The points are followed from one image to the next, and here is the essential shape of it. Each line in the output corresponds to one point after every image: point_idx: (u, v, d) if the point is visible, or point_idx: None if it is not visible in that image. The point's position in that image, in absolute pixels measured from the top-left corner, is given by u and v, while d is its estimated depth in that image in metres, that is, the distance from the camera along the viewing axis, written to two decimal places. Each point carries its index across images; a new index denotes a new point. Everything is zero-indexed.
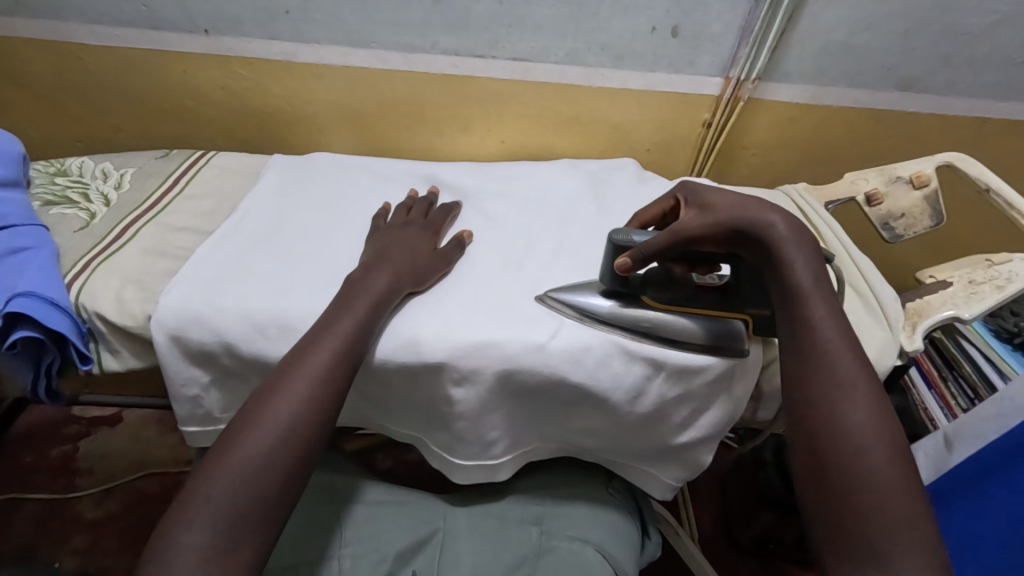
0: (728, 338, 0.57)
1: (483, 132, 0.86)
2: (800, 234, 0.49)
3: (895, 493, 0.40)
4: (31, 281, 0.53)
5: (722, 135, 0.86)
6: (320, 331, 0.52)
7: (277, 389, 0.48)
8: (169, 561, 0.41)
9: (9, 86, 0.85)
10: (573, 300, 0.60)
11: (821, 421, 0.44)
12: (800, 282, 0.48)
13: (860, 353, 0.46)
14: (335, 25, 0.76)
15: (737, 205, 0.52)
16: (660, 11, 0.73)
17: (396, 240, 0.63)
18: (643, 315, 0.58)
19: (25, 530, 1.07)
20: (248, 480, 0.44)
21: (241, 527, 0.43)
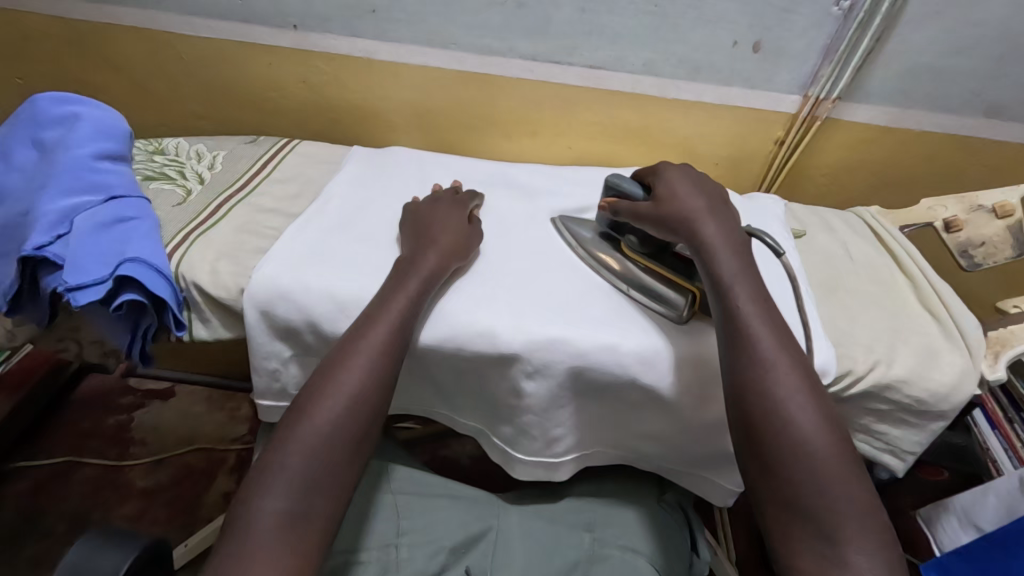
0: (671, 299, 0.59)
1: (551, 136, 0.88)
2: (721, 232, 0.55)
3: (831, 469, 0.44)
4: (139, 248, 0.56)
5: (795, 152, 0.86)
6: (376, 307, 0.54)
7: (338, 366, 0.50)
8: (248, 521, 0.43)
9: (105, 69, 0.90)
10: (575, 232, 0.67)
11: (766, 422, 0.46)
12: (723, 272, 0.52)
13: (783, 334, 0.50)
14: (419, 25, 0.78)
15: (681, 200, 0.58)
16: (743, 26, 0.74)
17: (440, 223, 0.63)
18: (613, 253, 0.64)
19: (81, 493, 1.12)
20: (319, 452, 0.46)
21: (313, 495, 0.45)
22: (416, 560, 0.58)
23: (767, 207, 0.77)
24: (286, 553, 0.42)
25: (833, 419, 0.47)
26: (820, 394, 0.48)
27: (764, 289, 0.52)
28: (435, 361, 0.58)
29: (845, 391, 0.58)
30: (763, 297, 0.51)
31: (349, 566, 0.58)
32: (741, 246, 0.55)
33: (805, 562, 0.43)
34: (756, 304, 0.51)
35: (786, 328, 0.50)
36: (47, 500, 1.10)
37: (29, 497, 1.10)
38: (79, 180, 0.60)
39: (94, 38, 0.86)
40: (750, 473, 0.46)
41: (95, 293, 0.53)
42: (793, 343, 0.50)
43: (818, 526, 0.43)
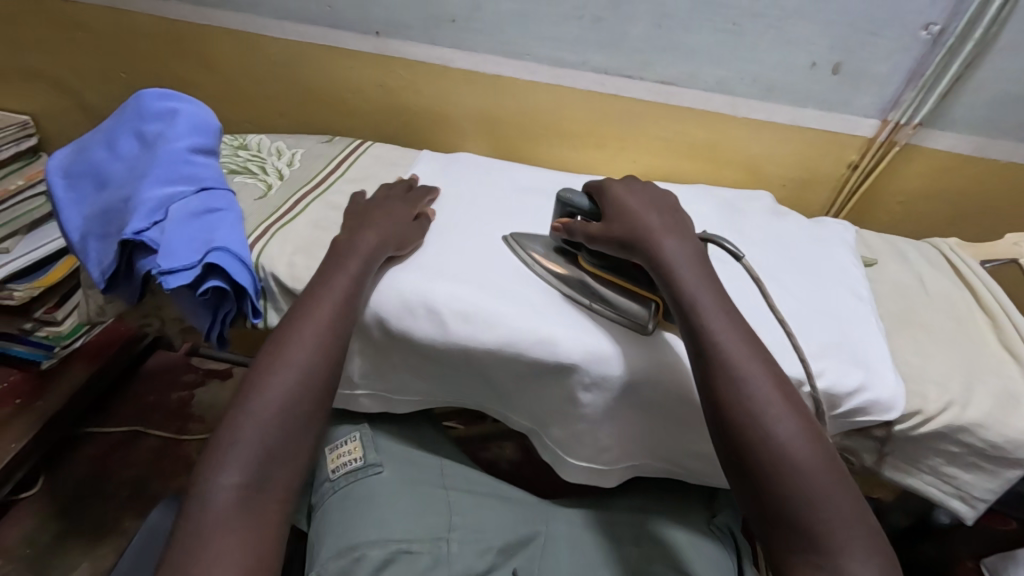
0: (636, 312, 0.58)
1: (616, 149, 0.88)
2: (679, 247, 0.57)
3: (816, 481, 0.46)
4: (225, 238, 0.60)
5: (868, 178, 0.83)
6: (317, 290, 0.57)
7: (284, 345, 0.54)
8: (206, 496, 0.46)
9: (198, 67, 0.96)
10: (532, 249, 0.65)
11: (744, 430, 0.48)
12: (685, 290, 0.54)
13: (752, 347, 0.51)
14: (495, 36, 0.80)
15: (630, 217, 0.58)
16: (823, 47, 0.72)
17: (371, 215, 0.66)
18: (571, 269, 0.63)
19: (144, 462, 1.19)
20: (270, 427, 0.50)
21: (267, 469, 0.48)
22: (467, 555, 0.58)
23: (836, 232, 0.75)
24: (242, 526, 0.46)
25: (812, 424, 0.48)
26: (796, 400, 0.50)
27: (726, 299, 0.54)
28: (495, 367, 0.59)
29: (911, 431, 0.56)
30: (726, 309, 0.53)
31: (401, 555, 0.57)
32: (699, 258, 0.57)
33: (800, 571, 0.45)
34: (721, 312, 0.53)
35: (755, 339, 0.52)
36: (114, 465, 1.17)
37: (98, 461, 1.18)
38: (175, 171, 0.65)
39: (191, 38, 0.93)
40: (739, 485, 0.48)
41: (185, 277, 0.57)
42: (761, 349, 0.52)
43: (808, 534, 0.45)
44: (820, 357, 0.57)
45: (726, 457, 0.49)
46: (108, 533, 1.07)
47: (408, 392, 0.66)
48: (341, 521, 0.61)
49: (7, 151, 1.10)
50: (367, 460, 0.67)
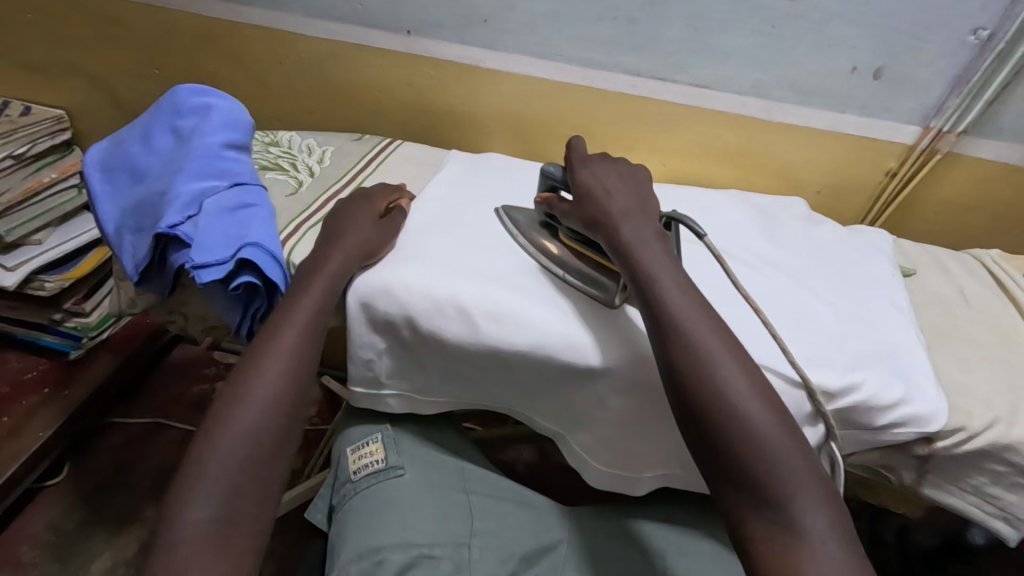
0: (602, 281, 0.60)
1: (646, 152, 0.86)
2: (637, 221, 0.57)
3: (772, 443, 0.45)
4: (258, 233, 0.60)
5: (907, 187, 0.81)
6: (284, 311, 0.55)
7: (251, 371, 0.51)
8: (171, 534, 0.43)
9: (230, 64, 0.97)
10: (517, 221, 0.68)
11: (699, 393, 0.47)
12: (641, 262, 0.54)
13: (704, 315, 0.51)
14: (528, 36, 0.80)
15: (598, 198, 0.59)
16: (866, 51, 0.71)
17: (342, 219, 0.65)
18: (549, 241, 0.65)
19: (165, 453, 1.20)
20: (242, 455, 0.47)
21: (235, 500, 0.46)
22: (487, 561, 0.58)
23: (874, 241, 0.73)
24: (215, 562, 0.43)
25: (765, 385, 0.48)
26: (750, 363, 0.49)
27: (680, 270, 0.54)
28: (524, 369, 0.59)
29: (953, 450, 0.55)
30: (681, 280, 0.53)
31: (423, 559, 0.57)
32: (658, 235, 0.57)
33: (758, 531, 0.44)
34: (674, 279, 0.53)
35: (707, 307, 0.52)
36: (136, 456, 1.18)
37: (120, 451, 1.19)
38: (209, 167, 0.65)
39: (225, 35, 0.93)
40: (699, 453, 0.48)
41: (217, 272, 0.57)
42: (713, 316, 0.52)
43: (763, 492, 0.45)
44: (861, 368, 0.56)
45: (686, 426, 0.49)
46: (128, 523, 1.08)
47: (436, 393, 0.65)
48: (363, 523, 0.60)
49: (41, 144, 1.11)
50: (388, 462, 0.66)
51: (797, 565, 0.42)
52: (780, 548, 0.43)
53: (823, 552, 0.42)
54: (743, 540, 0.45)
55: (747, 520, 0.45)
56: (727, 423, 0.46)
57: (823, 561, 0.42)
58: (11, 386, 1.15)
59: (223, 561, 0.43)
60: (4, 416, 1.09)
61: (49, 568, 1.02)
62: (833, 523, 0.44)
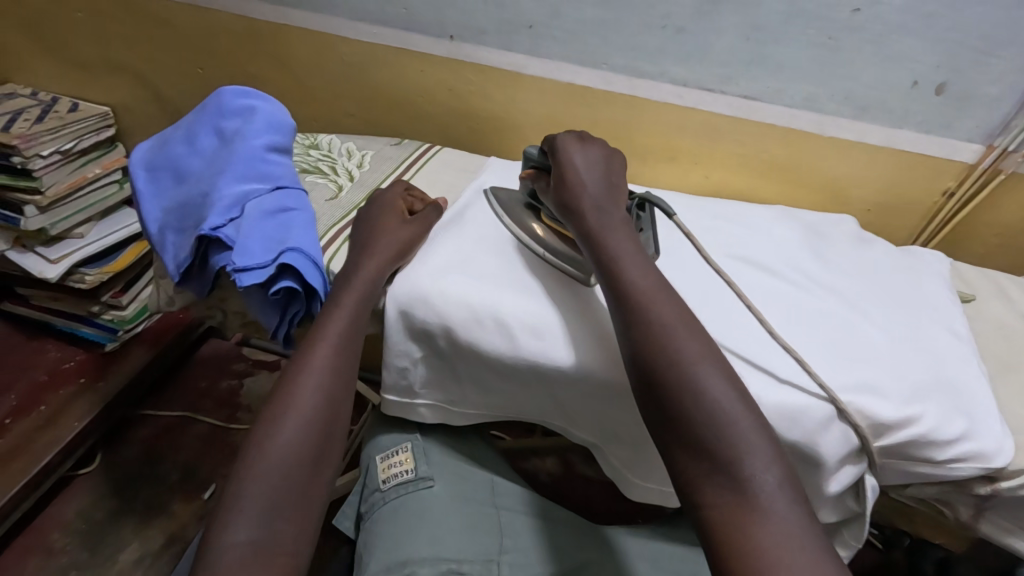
0: (579, 258, 0.62)
1: (689, 164, 0.84)
2: (605, 206, 0.58)
3: (727, 410, 0.44)
4: (299, 238, 0.60)
5: (965, 208, 0.78)
6: (319, 327, 0.55)
7: (290, 389, 0.51)
8: (214, 556, 0.42)
9: (272, 65, 0.97)
10: (505, 206, 0.70)
11: (654, 362, 0.47)
12: (607, 243, 0.55)
13: (662, 291, 0.52)
14: (573, 43, 0.79)
15: (576, 184, 0.60)
16: (928, 65, 0.68)
17: (375, 225, 0.64)
18: (531, 221, 0.67)
19: (193, 447, 1.21)
20: (282, 473, 0.47)
21: (276, 519, 0.45)
22: None
23: (930, 263, 0.71)
24: None
25: (722, 360, 0.48)
26: (709, 341, 0.49)
27: (642, 251, 0.55)
28: (562, 385, 0.57)
29: (1018, 491, 0.52)
30: (642, 260, 0.54)
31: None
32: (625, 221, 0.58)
33: (711, 499, 0.42)
34: (637, 263, 0.53)
35: (667, 286, 0.53)
36: (165, 448, 1.20)
37: (150, 443, 1.21)
38: (251, 169, 0.65)
39: (268, 36, 0.94)
40: (656, 426, 0.46)
41: (258, 276, 0.57)
42: (672, 293, 0.52)
43: (717, 458, 0.43)
44: (919, 399, 0.53)
45: (643, 400, 0.47)
46: (156, 515, 1.10)
47: (469, 405, 0.64)
48: (392, 534, 0.59)
49: (86, 140, 1.13)
50: (418, 473, 0.65)
51: (750, 529, 0.40)
52: (733, 514, 0.41)
53: (776, 515, 0.40)
54: (697, 513, 0.43)
55: (700, 488, 0.42)
56: (681, 390, 0.45)
57: (775, 526, 0.39)
58: (49, 375, 1.17)
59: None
60: (41, 404, 1.11)
61: (79, 557, 1.04)
62: (788, 487, 0.41)
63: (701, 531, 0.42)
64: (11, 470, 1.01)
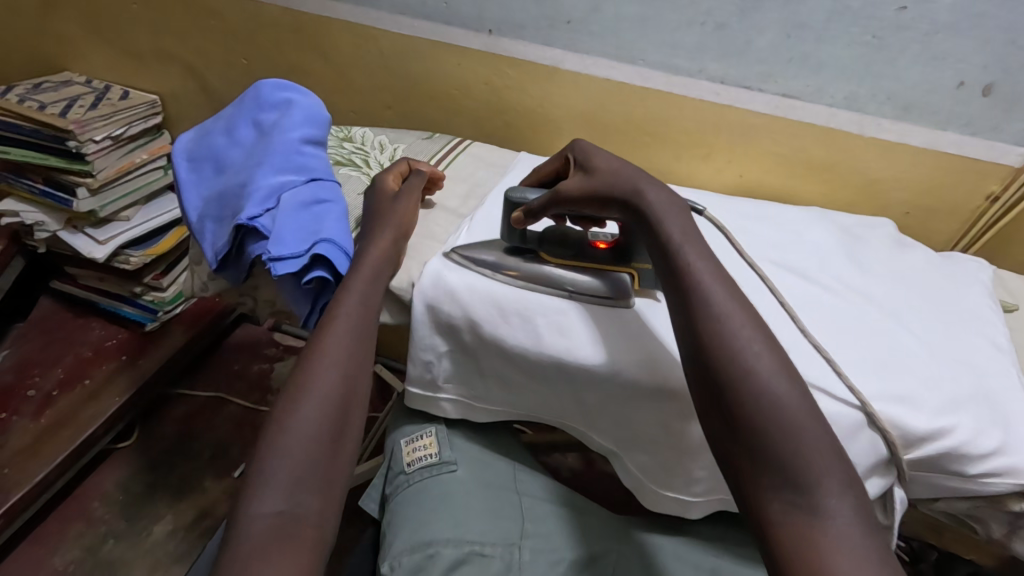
0: (610, 289, 0.61)
1: (722, 162, 0.83)
2: (665, 194, 0.55)
3: (792, 417, 0.42)
4: (332, 230, 0.62)
5: (1009, 214, 0.75)
6: (332, 312, 0.57)
7: (308, 372, 0.53)
8: (243, 527, 0.43)
9: (314, 56, 0.99)
10: (478, 257, 0.63)
11: (722, 363, 0.45)
12: (669, 234, 0.52)
13: (728, 285, 0.49)
14: (610, 39, 0.78)
15: (618, 171, 0.57)
16: (976, 66, 0.66)
17: (383, 210, 0.66)
18: (534, 267, 0.63)
19: (225, 427, 1.25)
20: (306, 449, 0.48)
21: (301, 492, 0.46)
22: (539, 565, 0.57)
23: (969, 269, 0.69)
24: (285, 552, 0.42)
25: (790, 364, 0.45)
26: (778, 344, 0.46)
27: (706, 243, 0.52)
28: (582, 382, 0.58)
29: None
30: (708, 253, 0.51)
31: (474, 557, 0.56)
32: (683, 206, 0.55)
33: (777, 515, 0.40)
34: (703, 256, 0.50)
35: (733, 282, 0.50)
36: (199, 427, 1.24)
37: (186, 421, 1.25)
38: (288, 161, 0.67)
39: (311, 29, 0.96)
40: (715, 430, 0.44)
41: (292, 266, 0.58)
42: (739, 291, 0.49)
43: (783, 470, 0.41)
44: (954, 411, 0.52)
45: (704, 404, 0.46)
46: (188, 491, 1.14)
47: (492, 398, 0.65)
48: (414, 517, 0.60)
49: (135, 127, 1.17)
50: (442, 457, 0.66)
51: (820, 546, 0.38)
52: (803, 533, 0.39)
53: (845, 533, 0.38)
54: (759, 527, 0.41)
55: (763, 500, 0.41)
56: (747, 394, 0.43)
57: (845, 545, 0.38)
58: (93, 351, 1.22)
59: (294, 550, 0.43)
60: (86, 378, 1.17)
61: (116, 526, 1.09)
62: (858, 506, 0.40)
63: (762, 544, 0.41)
64: (59, 439, 1.06)
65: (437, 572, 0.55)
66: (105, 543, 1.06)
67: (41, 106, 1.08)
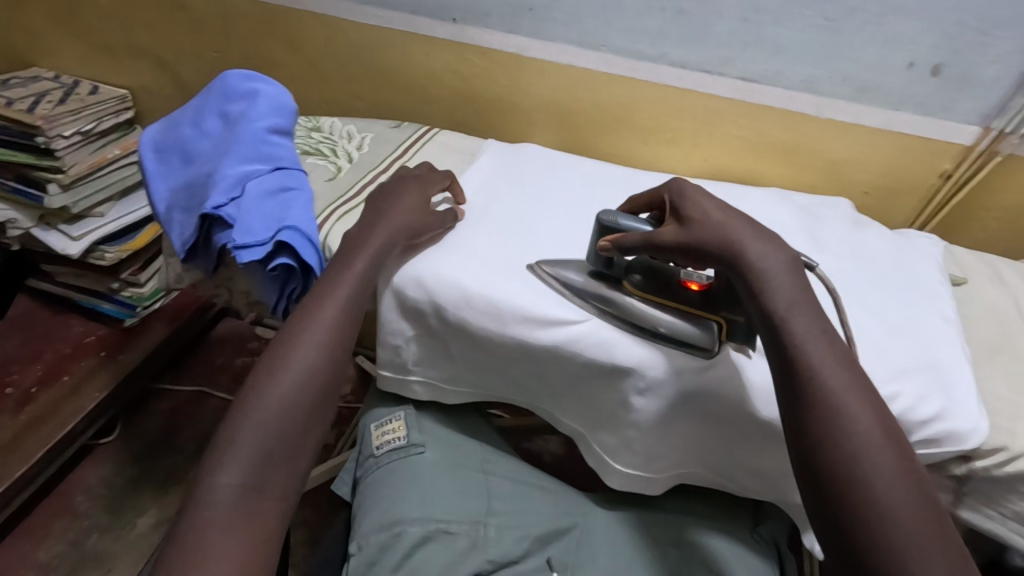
0: (697, 336, 0.56)
1: (687, 147, 0.84)
2: (771, 255, 0.52)
3: (910, 518, 0.41)
4: (296, 217, 0.63)
5: (963, 191, 0.78)
6: (325, 290, 0.57)
7: (289, 345, 0.53)
8: (206, 492, 0.45)
9: (284, 48, 0.99)
10: (562, 277, 0.61)
11: (840, 458, 0.43)
12: (775, 306, 0.49)
13: (846, 366, 0.47)
14: (574, 25, 0.79)
15: (718, 222, 0.54)
16: (926, 47, 0.68)
17: (384, 207, 0.64)
18: (616, 295, 0.59)
19: (209, 421, 1.26)
20: (275, 424, 0.49)
21: (265, 464, 0.48)
22: (504, 542, 0.59)
23: (924, 246, 0.71)
24: (241, 523, 0.45)
25: (910, 457, 0.44)
26: (884, 416, 0.46)
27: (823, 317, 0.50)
28: (544, 361, 0.60)
29: (993, 469, 0.53)
30: (822, 329, 0.49)
31: (440, 535, 0.58)
32: (793, 267, 0.52)
33: None
34: (819, 335, 0.48)
35: (851, 361, 0.48)
36: (183, 422, 1.25)
37: (169, 415, 1.26)
38: (254, 150, 0.67)
39: (280, 22, 0.96)
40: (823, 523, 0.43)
41: (257, 253, 0.59)
42: (858, 373, 0.47)
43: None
44: (900, 382, 0.54)
45: (811, 494, 0.44)
46: (173, 484, 1.15)
47: (460, 382, 0.66)
48: (383, 497, 0.62)
49: (106, 122, 1.17)
50: (410, 440, 0.67)
51: None
52: None
53: None
54: None
55: None
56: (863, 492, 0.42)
57: None
58: (73, 348, 1.22)
59: (254, 522, 0.45)
60: (65, 374, 1.17)
61: (101, 520, 1.09)
62: None
63: None
64: (38, 435, 1.06)
65: (403, 549, 0.57)
66: (90, 536, 1.07)
67: (9, 102, 1.08)
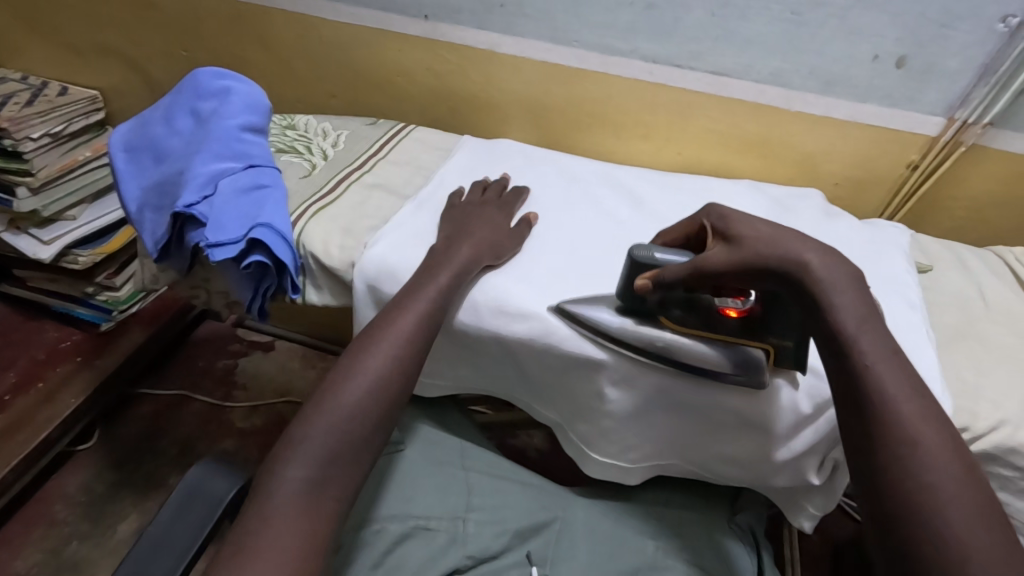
0: (749, 374, 0.54)
1: (661, 141, 0.85)
2: (834, 268, 0.48)
3: (993, 563, 0.38)
4: (270, 215, 0.62)
5: (929, 180, 0.80)
6: (406, 297, 0.57)
7: (365, 349, 0.53)
8: (271, 487, 0.46)
9: (256, 47, 0.98)
10: (592, 317, 0.57)
11: (909, 493, 0.41)
12: (838, 326, 0.47)
13: (916, 393, 0.45)
14: (545, 21, 0.80)
15: (769, 237, 0.50)
16: (890, 39, 0.70)
17: (458, 228, 0.64)
18: (657, 335, 0.56)
19: (190, 424, 1.24)
20: (342, 423, 0.49)
21: (329, 462, 0.48)
22: (485, 537, 0.59)
23: (892, 235, 0.72)
24: (306, 517, 0.45)
25: (988, 495, 0.41)
26: (957, 438, 0.43)
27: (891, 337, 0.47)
28: (519, 353, 0.60)
29: None
30: (892, 352, 0.46)
31: (419, 531, 0.59)
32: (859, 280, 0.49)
33: None
34: (886, 358, 0.46)
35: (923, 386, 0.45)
36: (164, 426, 1.23)
37: (150, 420, 1.24)
38: (227, 148, 0.67)
39: (252, 20, 0.96)
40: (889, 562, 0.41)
41: (230, 251, 0.59)
42: (931, 400, 0.44)
43: None
44: None
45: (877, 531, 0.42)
46: (154, 489, 1.14)
47: (438, 375, 0.67)
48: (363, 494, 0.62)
49: (76, 124, 1.15)
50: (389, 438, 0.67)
51: None
52: None
53: None
54: None
55: None
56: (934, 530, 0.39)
57: None
58: (47, 354, 1.20)
59: (318, 517, 0.45)
60: (40, 381, 1.15)
61: (80, 528, 1.08)
62: None
63: None
64: (12, 443, 1.04)
65: (383, 547, 0.57)
66: (69, 544, 1.06)
67: None
